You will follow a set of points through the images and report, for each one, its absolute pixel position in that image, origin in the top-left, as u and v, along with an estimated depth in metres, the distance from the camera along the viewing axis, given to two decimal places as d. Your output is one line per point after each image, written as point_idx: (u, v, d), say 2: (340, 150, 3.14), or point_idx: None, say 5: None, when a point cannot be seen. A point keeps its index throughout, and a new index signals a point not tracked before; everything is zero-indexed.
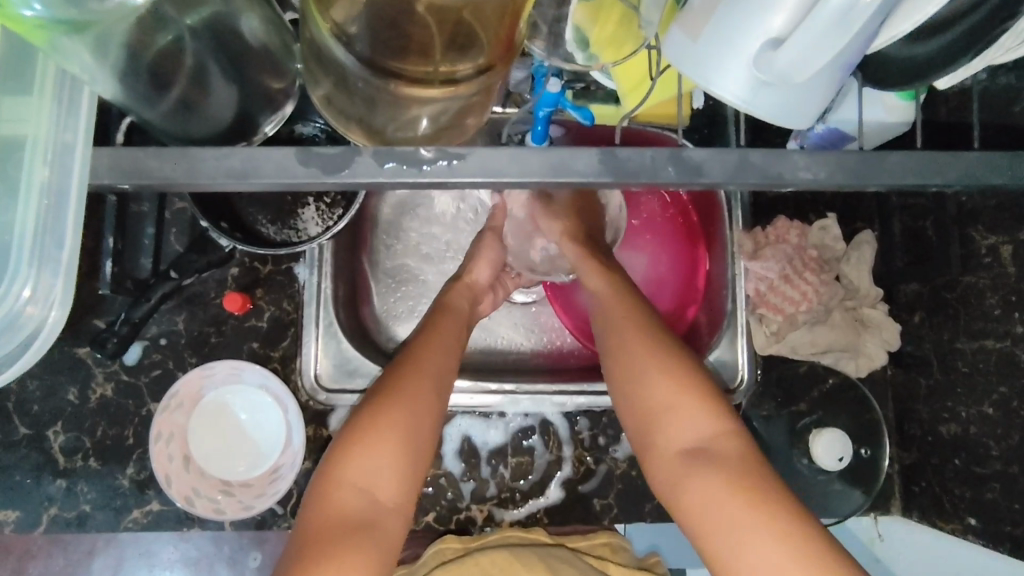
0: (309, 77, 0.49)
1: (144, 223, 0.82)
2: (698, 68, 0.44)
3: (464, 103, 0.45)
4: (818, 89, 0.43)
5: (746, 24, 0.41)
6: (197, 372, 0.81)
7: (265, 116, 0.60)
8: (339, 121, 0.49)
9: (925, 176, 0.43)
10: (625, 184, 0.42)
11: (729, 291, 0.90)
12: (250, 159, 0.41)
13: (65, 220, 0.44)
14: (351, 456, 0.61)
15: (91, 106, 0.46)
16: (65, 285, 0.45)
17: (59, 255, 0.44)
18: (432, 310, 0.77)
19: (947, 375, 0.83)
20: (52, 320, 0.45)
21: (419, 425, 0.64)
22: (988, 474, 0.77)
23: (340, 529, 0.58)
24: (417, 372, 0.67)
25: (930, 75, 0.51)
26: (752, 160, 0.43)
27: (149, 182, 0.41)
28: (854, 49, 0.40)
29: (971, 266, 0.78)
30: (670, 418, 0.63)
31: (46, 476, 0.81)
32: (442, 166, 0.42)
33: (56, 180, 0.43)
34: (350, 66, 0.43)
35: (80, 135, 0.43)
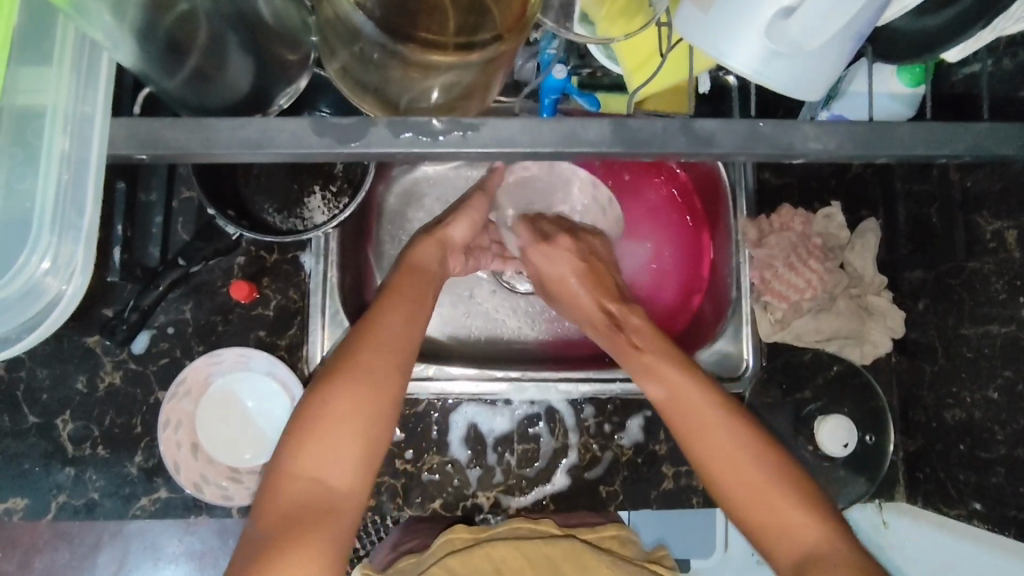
0: (325, 50, 0.49)
1: (152, 212, 0.82)
2: (711, 40, 0.44)
3: (476, 72, 0.45)
4: (828, 59, 0.43)
5: None
6: (205, 360, 0.82)
7: (279, 88, 0.59)
8: (352, 90, 0.49)
9: (932, 150, 0.43)
10: (637, 154, 0.42)
11: (733, 278, 0.91)
12: (263, 131, 0.41)
13: (86, 190, 0.45)
14: (303, 444, 0.61)
15: (109, 73, 0.47)
16: (85, 252, 0.46)
17: (81, 222, 0.46)
18: (395, 276, 0.77)
19: (952, 360, 0.83)
20: (71, 292, 0.47)
21: (375, 406, 0.63)
22: (993, 458, 0.77)
23: (295, 520, 0.58)
24: (368, 348, 0.66)
25: (937, 49, 0.51)
26: (762, 130, 0.43)
27: (163, 152, 0.41)
28: (865, 17, 0.40)
29: (977, 252, 0.78)
30: (747, 479, 0.67)
31: (55, 464, 0.81)
32: (456, 137, 0.42)
33: (77, 151, 0.44)
34: (363, 35, 0.43)
35: (99, 107, 0.44)
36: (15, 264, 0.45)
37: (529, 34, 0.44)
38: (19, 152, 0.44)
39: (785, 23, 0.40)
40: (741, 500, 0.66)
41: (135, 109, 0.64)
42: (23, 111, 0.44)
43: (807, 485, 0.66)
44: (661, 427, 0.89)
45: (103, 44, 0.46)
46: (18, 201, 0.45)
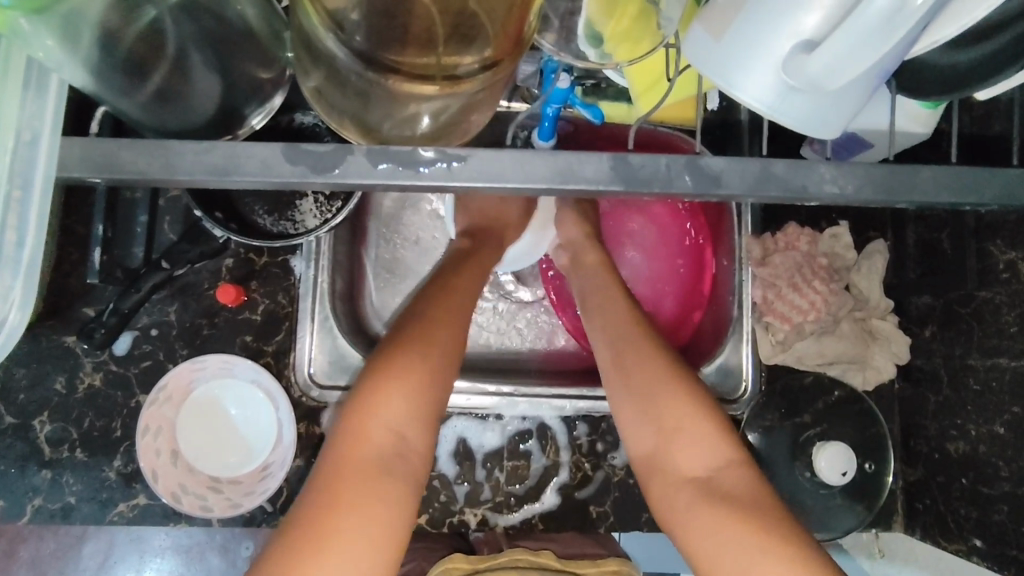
0: (300, 69, 0.47)
1: (137, 210, 0.79)
2: (721, 71, 0.42)
3: (465, 101, 0.43)
4: (849, 97, 0.40)
5: (775, 25, 0.38)
6: (187, 367, 0.79)
7: (252, 108, 0.60)
8: (332, 117, 0.47)
9: (954, 192, 0.41)
10: (637, 193, 0.40)
11: (736, 297, 0.89)
12: (232, 156, 0.39)
13: (30, 217, 0.41)
14: (392, 387, 0.59)
15: (59, 93, 0.42)
16: (26, 287, 0.43)
17: (21, 253, 0.42)
18: (452, 259, 0.77)
19: (958, 392, 0.81)
20: (11, 323, 0.43)
21: (444, 360, 0.63)
22: (996, 495, 0.75)
23: (372, 465, 0.55)
24: (445, 308, 0.67)
25: (970, 87, 0.48)
26: (775, 171, 0.40)
27: (121, 176, 0.39)
28: (893, 56, 0.37)
29: (988, 281, 0.76)
30: (675, 436, 0.64)
31: (32, 466, 0.79)
32: (442, 169, 0.39)
33: (19, 169, 0.40)
34: (346, 59, 0.41)
35: (49, 123, 0.40)
36: None
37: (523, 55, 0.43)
38: None
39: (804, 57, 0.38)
40: (660, 477, 0.64)
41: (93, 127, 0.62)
42: None
43: (742, 457, 0.62)
44: None
45: (50, 65, 0.41)
46: None
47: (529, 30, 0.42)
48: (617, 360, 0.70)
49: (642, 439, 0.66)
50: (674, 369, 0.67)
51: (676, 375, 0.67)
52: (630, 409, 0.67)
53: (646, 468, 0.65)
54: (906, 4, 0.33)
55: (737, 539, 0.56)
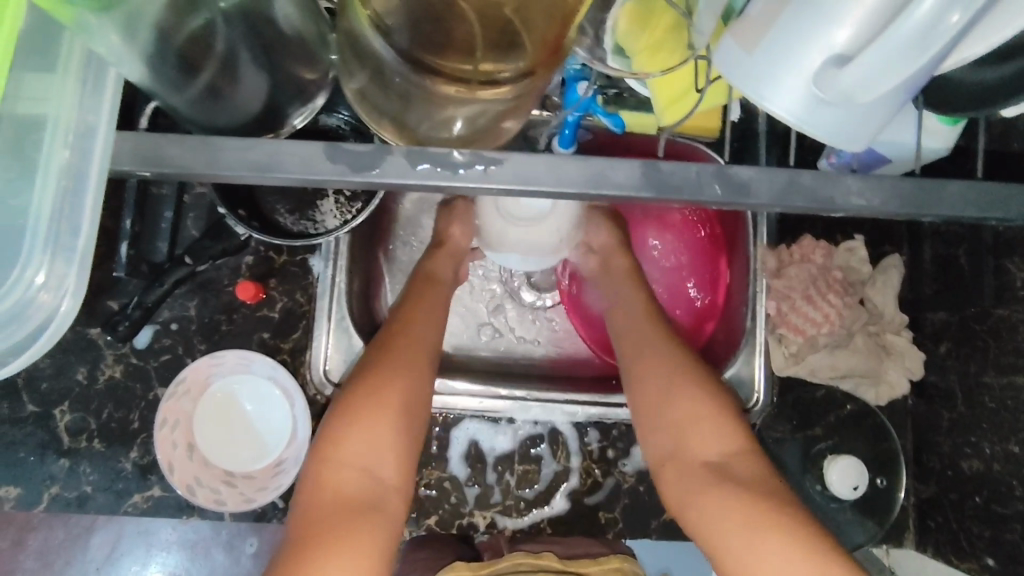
0: (343, 69, 0.49)
1: (163, 206, 0.81)
2: (752, 82, 0.42)
3: (503, 105, 0.43)
4: (879, 110, 0.41)
5: (809, 39, 0.39)
6: (206, 361, 0.80)
7: (294, 108, 0.61)
8: (372, 117, 0.49)
9: (978, 208, 0.41)
10: (666, 200, 0.40)
11: (750, 306, 0.87)
12: (271, 153, 0.40)
13: (84, 208, 0.43)
14: (351, 430, 0.63)
15: (116, 88, 0.44)
16: (79, 274, 0.44)
17: (76, 242, 0.43)
18: (415, 284, 0.78)
19: (972, 410, 0.80)
20: (64, 311, 0.44)
21: (405, 398, 0.66)
22: (1010, 515, 0.74)
23: (336, 506, 0.60)
24: (404, 340, 0.70)
25: (999, 103, 0.49)
26: (803, 182, 0.41)
27: (164, 171, 0.40)
28: (925, 71, 0.38)
29: (1006, 299, 0.76)
30: (694, 433, 0.66)
31: (50, 455, 0.80)
32: (478, 171, 0.40)
33: (76, 163, 0.42)
34: (389, 59, 0.42)
35: (104, 117, 0.42)
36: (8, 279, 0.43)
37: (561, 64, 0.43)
38: (14, 165, 0.41)
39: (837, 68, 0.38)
40: (679, 470, 0.66)
41: (139, 122, 0.63)
42: (22, 120, 0.41)
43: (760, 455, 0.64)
44: None
45: (108, 59, 0.42)
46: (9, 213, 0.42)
47: (569, 41, 0.43)
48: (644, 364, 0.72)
49: (654, 443, 0.69)
50: (693, 369, 0.69)
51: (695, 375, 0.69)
52: (653, 411, 0.69)
53: (663, 463, 0.67)
54: (943, 19, 0.34)
55: (746, 524, 0.58)
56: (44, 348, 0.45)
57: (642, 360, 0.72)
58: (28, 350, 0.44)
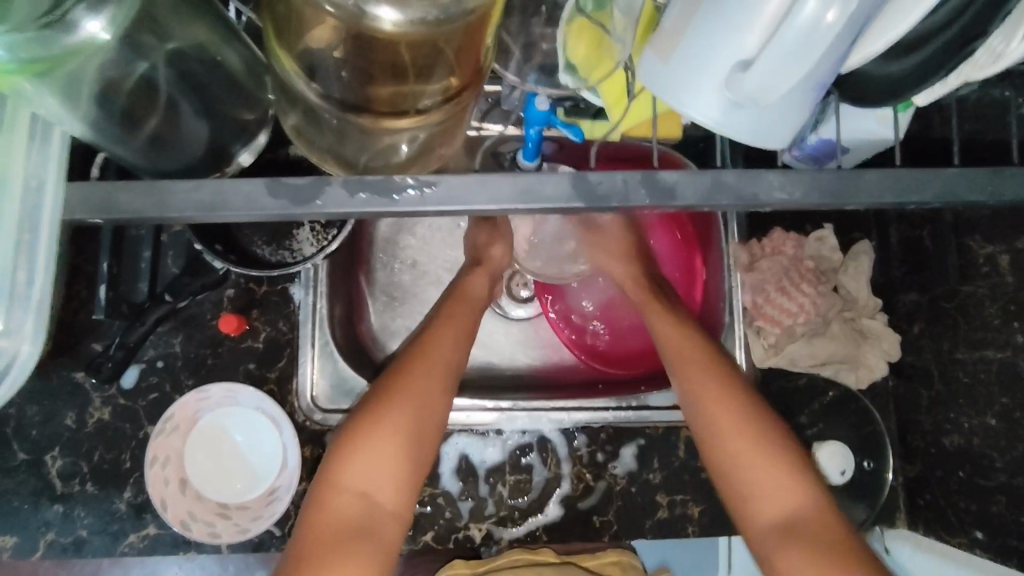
0: (280, 108, 0.51)
1: (141, 247, 0.82)
2: (668, 92, 0.45)
3: (434, 129, 0.46)
4: (790, 108, 0.43)
5: (712, 50, 0.41)
6: (193, 396, 0.81)
7: (240, 145, 0.63)
8: (312, 151, 0.51)
9: (899, 195, 0.43)
10: (598, 209, 0.42)
11: (726, 304, 0.92)
12: (218, 192, 0.42)
13: (39, 257, 0.44)
14: (357, 459, 0.64)
15: (63, 144, 0.46)
16: (36, 320, 0.45)
17: (31, 292, 0.45)
18: (446, 306, 0.80)
19: (949, 385, 0.82)
20: (24, 355, 0.45)
21: (416, 427, 0.67)
22: (993, 486, 0.75)
23: (338, 534, 0.61)
24: (424, 368, 0.70)
25: (900, 95, 0.51)
26: (726, 181, 0.43)
27: (117, 217, 0.42)
28: (824, 68, 0.40)
29: (970, 276, 0.78)
30: (737, 453, 0.69)
31: (44, 501, 0.81)
32: (412, 195, 0.42)
33: (27, 217, 0.43)
34: (319, 100, 0.45)
35: (54, 171, 0.43)
36: None
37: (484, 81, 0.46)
38: None
39: (741, 71, 0.41)
40: (747, 497, 0.68)
41: (95, 172, 0.65)
42: None
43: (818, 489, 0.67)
44: (656, 456, 0.88)
45: (51, 119, 0.45)
46: None
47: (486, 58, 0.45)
48: (709, 396, 0.72)
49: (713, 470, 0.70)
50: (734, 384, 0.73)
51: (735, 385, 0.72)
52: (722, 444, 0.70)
53: (723, 487, 0.70)
54: (821, 21, 0.36)
55: None
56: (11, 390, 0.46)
57: (698, 383, 0.73)
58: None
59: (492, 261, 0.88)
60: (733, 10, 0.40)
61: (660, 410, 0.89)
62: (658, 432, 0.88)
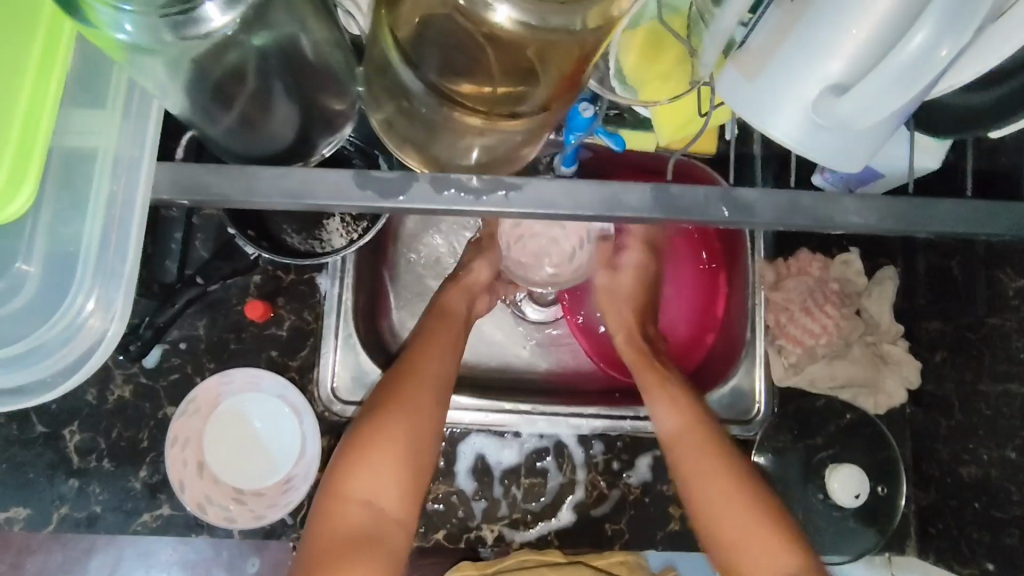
0: (369, 100, 0.52)
1: (172, 228, 0.82)
2: (756, 108, 0.45)
3: (517, 139, 0.46)
4: (876, 136, 0.44)
5: (810, 71, 0.42)
6: (216, 379, 0.82)
7: (323, 137, 0.60)
8: (394, 141, 0.51)
9: (972, 225, 0.43)
10: (676, 221, 0.43)
11: (750, 321, 0.90)
12: (302, 180, 0.42)
13: (129, 237, 0.47)
14: (359, 470, 0.66)
15: (160, 118, 0.50)
16: (124, 298, 0.49)
17: (122, 267, 0.48)
18: (429, 318, 0.80)
19: (969, 416, 0.82)
20: (112, 332, 0.49)
21: (416, 434, 0.69)
22: (1008, 519, 0.76)
23: (352, 538, 0.64)
24: (421, 378, 0.72)
25: (984, 126, 0.53)
26: (805, 203, 0.43)
27: (203, 198, 0.43)
28: (920, 100, 0.42)
29: (997, 308, 0.78)
30: (712, 481, 0.73)
31: (60, 475, 0.80)
32: (498, 196, 0.43)
33: (121, 194, 0.47)
34: (417, 89, 0.45)
35: (146, 153, 0.47)
36: (65, 307, 0.49)
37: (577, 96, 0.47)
38: (67, 196, 0.49)
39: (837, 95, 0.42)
40: (708, 518, 0.72)
41: (179, 153, 0.66)
42: (74, 154, 0.49)
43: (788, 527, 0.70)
44: (670, 468, 0.88)
45: (153, 91, 0.48)
46: (71, 241, 0.50)
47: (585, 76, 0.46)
48: (688, 434, 0.76)
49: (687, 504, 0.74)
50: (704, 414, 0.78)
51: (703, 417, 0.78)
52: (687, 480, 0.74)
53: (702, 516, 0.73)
54: (933, 53, 0.37)
55: None
56: (97, 366, 0.50)
57: (681, 430, 0.76)
58: (81, 369, 0.49)
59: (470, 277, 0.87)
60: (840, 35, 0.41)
61: None
62: None
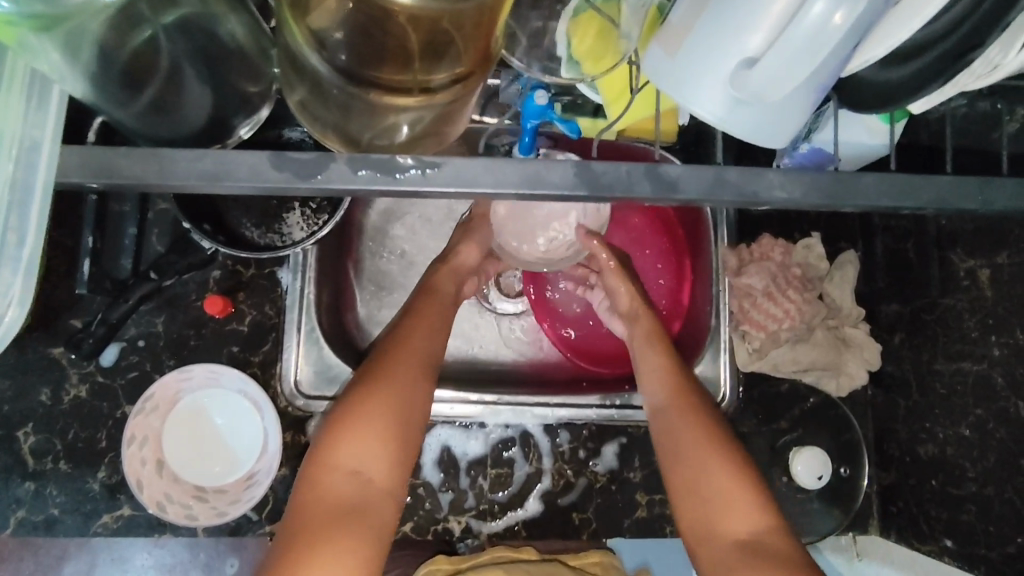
0: (285, 84, 0.50)
1: (126, 222, 0.81)
2: (675, 87, 0.46)
3: (439, 113, 0.46)
4: (791, 107, 0.44)
5: (721, 46, 0.43)
6: (174, 376, 0.80)
7: (241, 119, 0.62)
8: (316, 128, 0.50)
9: (895, 199, 0.44)
10: (600, 197, 0.43)
11: (714, 308, 0.92)
12: (221, 162, 0.42)
13: (30, 220, 0.43)
14: (344, 442, 0.63)
15: (61, 102, 0.45)
16: (25, 284, 0.44)
17: (21, 252, 0.44)
18: (418, 298, 0.79)
19: (926, 396, 0.83)
20: (8, 320, 0.44)
21: (401, 407, 0.67)
22: (964, 496, 0.77)
23: (334, 510, 0.60)
24: (407, 352, 0.71)
25: (896, 100, 0.53)
26: (728, 178, 0.43)
27: (115, 180, 0.42)
28: (828, 68, 0.42)
29: (951, 289, 0.79)
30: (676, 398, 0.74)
31: (15, 478, 0.79)
32: (416, 175, 0.42)
33: (21, 176, 0.42)
34: (327, 73, 0.44)
35: (49, 133, 0.43)
36: None
37: (493, 67, 0.46)
38: None
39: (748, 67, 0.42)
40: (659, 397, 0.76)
41: (89, 136, 0.65)
42: None
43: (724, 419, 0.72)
44: (637, 455, 0.88)
45: (51, 76, 0.44)
46: None
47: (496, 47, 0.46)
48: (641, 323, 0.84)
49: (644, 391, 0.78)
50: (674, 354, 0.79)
51: (698, 405, 0.73)
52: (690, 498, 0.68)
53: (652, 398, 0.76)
54: (828, 21, 0.37)
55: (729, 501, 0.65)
56: None
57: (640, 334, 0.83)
58: None
59: (459, 260, 0.86)
60: (744, 7, 0.41)
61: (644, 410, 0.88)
62: (640, 431, 0.89)
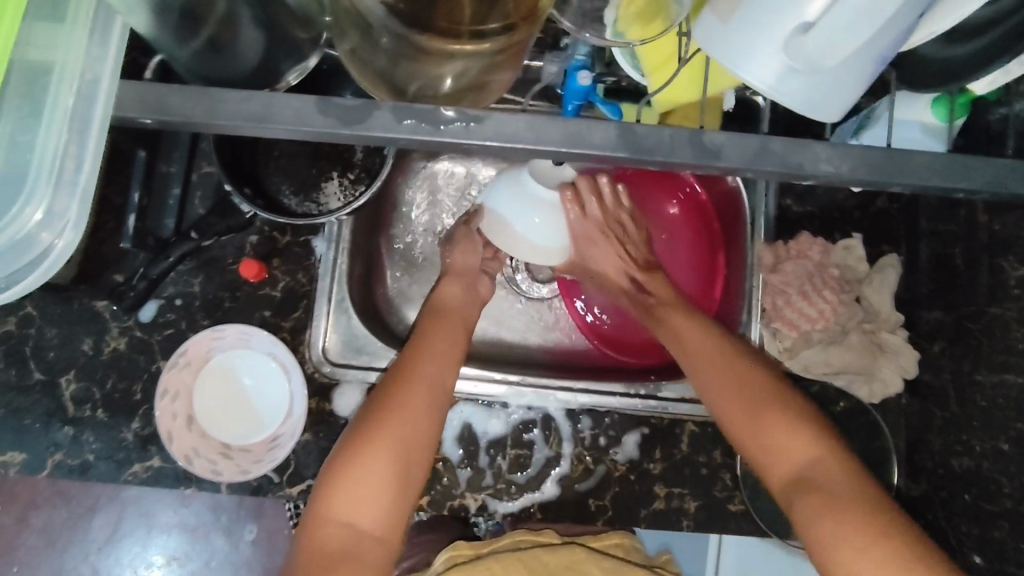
0: (335, 30, 0.51)
1: (171, 183, 0.83)
2: (727, 48, 0.45)
3: (484, 62, 0.46)
4: (844, 77, 0.43)
5: (782, 6, 0.41)
6: (208, 334, 0.83)
7: (289, 66, 0.64)
8: (362, 75, 0.51)
9: (947, 180, 0.43)
10: (641, 161, 0.43)
11: (745, 301, 0.91)
12: (267, 106, 0.43)
13: (88, 147, 0.45)
14: (337, 491, 0.64)
15: (121, 36, 0.47)
16: (80, 208, 0.46)
17: (79, 177, 0.46)
18: (428, 320, 0.78)
19: (965, 407, 0.80)
20: (61, 245, 0.47)
21: (399, 450, 0.66)
22: (998, 512, 0.74)
23: (326, 559, 0.62)
24: (410, 384, 0.70)
25: (963, 77, 0.56)
26: (773, 148, 0.43)
27: (168, 118, 0.43)
28: (886, 37, 0.41)
29: (999, 297, 0.76)
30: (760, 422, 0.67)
31: (54, 423, 0.82)
32: (459, 127, 0.43)
33: (81, 107, 0.45)
34: (377, 12, 0.44)
35: (109, 68, 0.45)
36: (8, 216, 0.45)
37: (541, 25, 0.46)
38: (23, 104, 0.45)
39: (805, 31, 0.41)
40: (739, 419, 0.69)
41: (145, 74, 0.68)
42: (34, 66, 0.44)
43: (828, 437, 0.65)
44: (659, 446, 0.87)
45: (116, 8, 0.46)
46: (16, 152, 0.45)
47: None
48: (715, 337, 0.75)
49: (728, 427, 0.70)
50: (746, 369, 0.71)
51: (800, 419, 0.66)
52: (808, 522, 0.61)
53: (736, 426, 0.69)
54: None
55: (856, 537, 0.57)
56: (42, 280, 0.47)
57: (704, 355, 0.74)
58: (24, 282, 0.47)
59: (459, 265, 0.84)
60: None
61: (666, 400, 0.88)
62: (662, 422, 0.88)
